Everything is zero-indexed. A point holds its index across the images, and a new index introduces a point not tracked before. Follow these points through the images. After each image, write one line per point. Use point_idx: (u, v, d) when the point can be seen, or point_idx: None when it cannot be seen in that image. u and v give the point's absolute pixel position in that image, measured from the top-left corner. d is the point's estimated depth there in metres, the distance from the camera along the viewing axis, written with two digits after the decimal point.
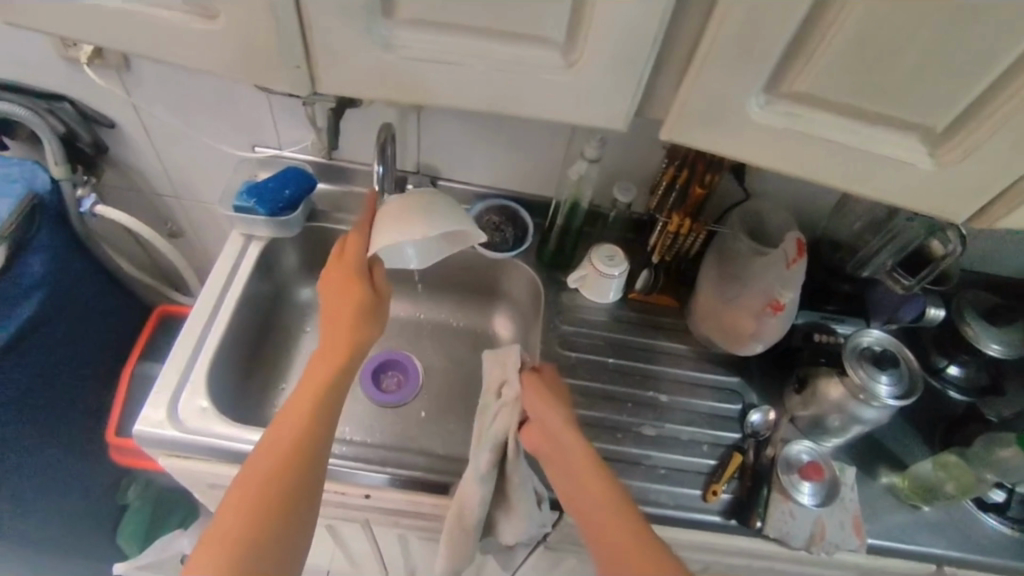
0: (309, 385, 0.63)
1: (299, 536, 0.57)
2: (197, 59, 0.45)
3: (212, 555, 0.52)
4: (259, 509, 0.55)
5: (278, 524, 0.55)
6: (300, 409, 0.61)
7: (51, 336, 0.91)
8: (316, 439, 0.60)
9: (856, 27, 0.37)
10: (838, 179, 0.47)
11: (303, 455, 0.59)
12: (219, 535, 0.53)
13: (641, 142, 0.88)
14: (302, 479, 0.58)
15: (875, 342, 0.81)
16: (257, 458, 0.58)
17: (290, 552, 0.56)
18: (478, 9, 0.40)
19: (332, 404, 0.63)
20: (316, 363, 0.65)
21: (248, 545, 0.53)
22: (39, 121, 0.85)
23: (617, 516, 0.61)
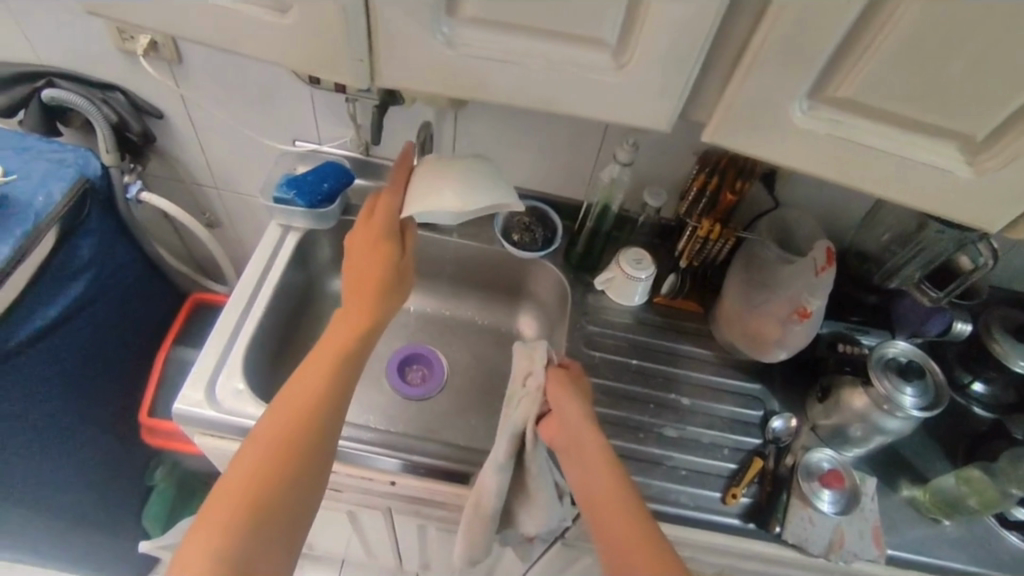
0: (331, 347, 0.65)
1: (304, 503, 0.58)
2: (268, 50, 0.48)
3: (231, 495, 0.55)
4: (268, 474, 0.56)
5: (285, 490, 0.57)
6: (321, 368, 0.63)
7: (95, 316, 0.95)
8: (326, 409, 0.62)
9: (902, 36, 0.39)
10: (875, 185, 0.49)
11: (313, 425, 0.60)
12: (239, 476, 0.56)
13: (673, 148, 0.90)
14: (310, 448, 0.59)
15: (901, 354, 0.81)
16: (269, 425, 0.60)
17: (294, 517, 0.57)
18: (537, 11, 0.42)
19: (344, 378, 0.64)
20: (338, 327, 0.67)
21: (254, 507, 0.55)
22: (93, 110, 0.90)
23: (627, 515, 0.62)
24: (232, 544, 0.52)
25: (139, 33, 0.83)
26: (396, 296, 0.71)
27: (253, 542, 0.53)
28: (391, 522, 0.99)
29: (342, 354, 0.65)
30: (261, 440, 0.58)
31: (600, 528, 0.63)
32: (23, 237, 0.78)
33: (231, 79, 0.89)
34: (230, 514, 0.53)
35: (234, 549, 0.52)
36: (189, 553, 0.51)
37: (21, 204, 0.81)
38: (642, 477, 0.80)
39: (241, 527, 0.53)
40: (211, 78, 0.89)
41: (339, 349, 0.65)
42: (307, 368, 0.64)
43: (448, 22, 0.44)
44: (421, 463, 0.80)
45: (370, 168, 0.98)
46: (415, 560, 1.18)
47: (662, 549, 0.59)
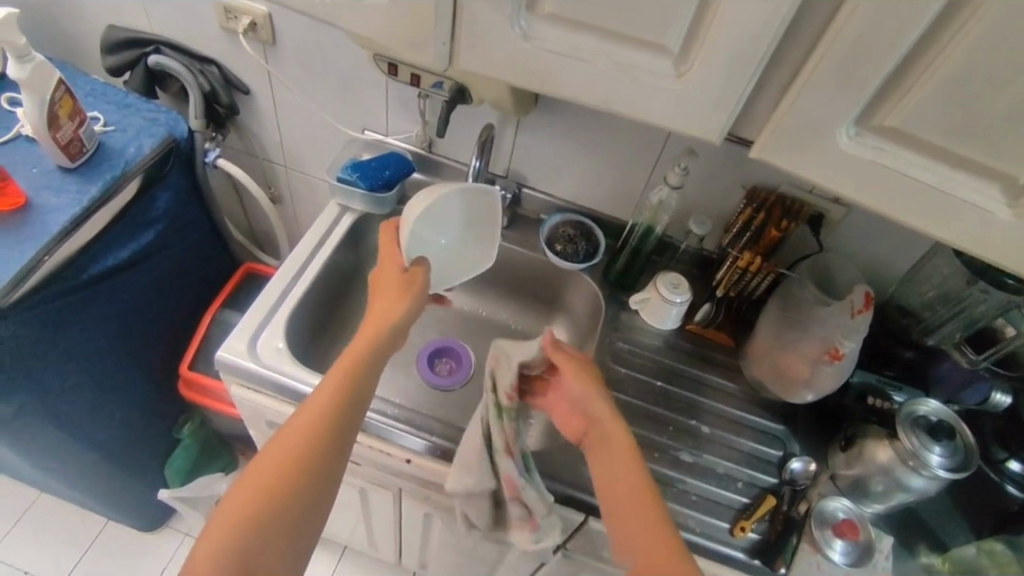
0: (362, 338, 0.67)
1: (322, 495, 0.58)
2: (363, 25, 0.54)
3: (271, 468, 0.56)
4: (296, 464, 0.56)
5: (309, 480, 0.57)
6: (354, 351, 0.65)
7: (158, 265, 1.01)
8: (354, 399, 0.62)
9: (950, 72, 0.41)
10: (917, 218, 0.50)
11: (338, 416, 0.60)
12: (278, 452, 0.57)
13: (723, 180, 0.92)
14: (337, 440, 0.60)
15: (932, 412, 0.79)
16: (297, 415, 0.59)
17: (311, 509, 0.57)
18: (607, 13, 0.46)
19: (368, 377, 0.65)
20: (369, 323, 0.69)
21: (278, 495, 0.55)
22: (190, 78, 0.98)
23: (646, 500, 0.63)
24: (250, 533, 0.52)
25: (242, 14, 0.91)
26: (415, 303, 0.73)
27: (271, 530, 0.53)
28: (397, 506, 1.00)
29: (368, 344, 0.66)
30: (292, 428, 0.58)
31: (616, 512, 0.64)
32: (112, 180, 0.87)
33: (316, 65, 0.96)
34: (257, 501, 0.54)
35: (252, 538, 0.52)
36: (209, 543, 0.51)
37: (116, 153, 0.90)
38: None
39: (264, 513, 0.53)
40: (298, 61, 0.96)
41: (368, 348, 0.66)
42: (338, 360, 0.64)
43: (526, 17, 0.48)
44: (436, 443, 0.82)
45: (429, 163, 1.03)
46: (414, 554, 1.18)
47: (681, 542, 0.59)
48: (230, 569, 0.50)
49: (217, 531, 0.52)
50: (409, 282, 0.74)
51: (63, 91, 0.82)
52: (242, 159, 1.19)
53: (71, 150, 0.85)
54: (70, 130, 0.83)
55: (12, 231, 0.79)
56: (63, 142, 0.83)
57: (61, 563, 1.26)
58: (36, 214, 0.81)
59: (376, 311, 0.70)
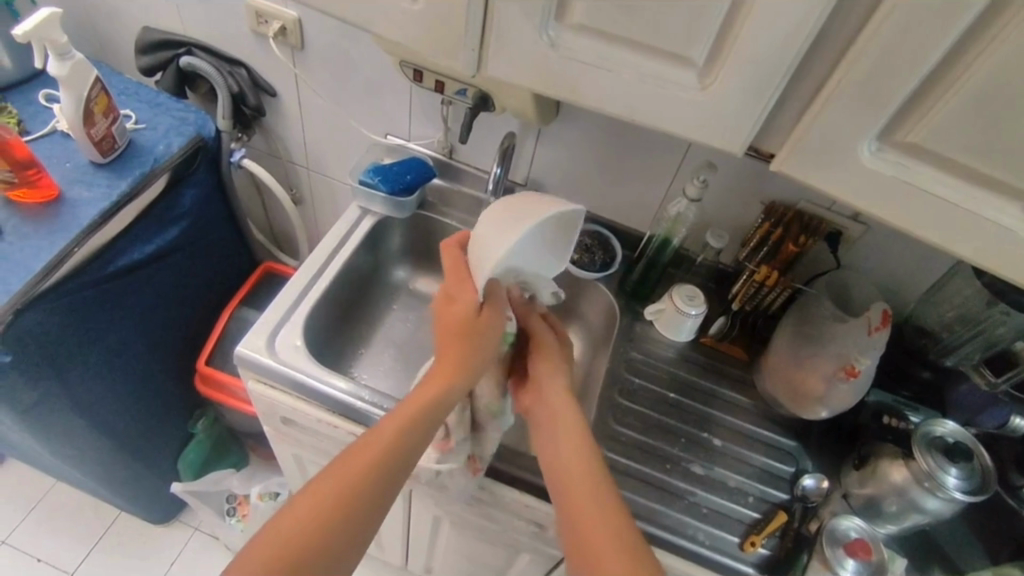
0: (448, 359, 0.67)
1: (375, 515, 0.59)
2: (394, 31, 0.56)
3: (340, 476, 0.58)
4: (356, 487, 0.58)
5: (370, 496, 0.58)
6: (443, 372, 0.66)
7: (181, 260, 1.03)
8: (426, 421, 0.64)
9: (974, 90, 0.41)
10: (935, 235, 0.50)
11: (409, 436, 0.62)
12: (349, 461, 0.59)
13: (741, 194, 0.92)
14: (402, 460, 0.61)
15: (949, 434, 0.78)
16: (365, 440, 0.61)
17: (360, 531, 0.57)
18: (634, 25, 0.47)
19: (437, 417, 0.65)
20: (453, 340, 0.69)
21: (342, 505, 0.56)
22: (219, 79, 1.01)
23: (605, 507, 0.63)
24: (309, 537, 0.54)
25: (273, 19, 0.93)
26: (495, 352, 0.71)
27: (324, 546, 0.54)
28: (407, 508, 1.00)
29: (455, 367, 0.67)
30: (358, 454, 0.59)
31: (567, 516, 0.64)
32: (141, 177, 0.89)
33: (342, 70, 0.98)
34: (315, 515, 0.55)
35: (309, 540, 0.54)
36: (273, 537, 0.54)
37: (146, 150, 0.93)
38: (661, 505, 0.80)
39: (321, 530, 0.55)
40: (326, 66, 0.98)
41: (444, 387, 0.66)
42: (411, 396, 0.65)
43: (555, 26, 0.49)
44: None
45: (450, 170, 1.05)
46: (421, 558, 1.18)
47: (626, 531, 0.60)
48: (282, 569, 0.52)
49: (275, 536, 0.54)
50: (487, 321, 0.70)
51: (98, 89, 0.84)
52: (267, 160, 1.22)
53: (103, 146, 0.87)
54: (104, 126, 0.86)
55: (44, 223, 0.81)
56: (96, 138, 0.85)
57: (74, 552, 1.28)
58: (68, 208, 0.84)
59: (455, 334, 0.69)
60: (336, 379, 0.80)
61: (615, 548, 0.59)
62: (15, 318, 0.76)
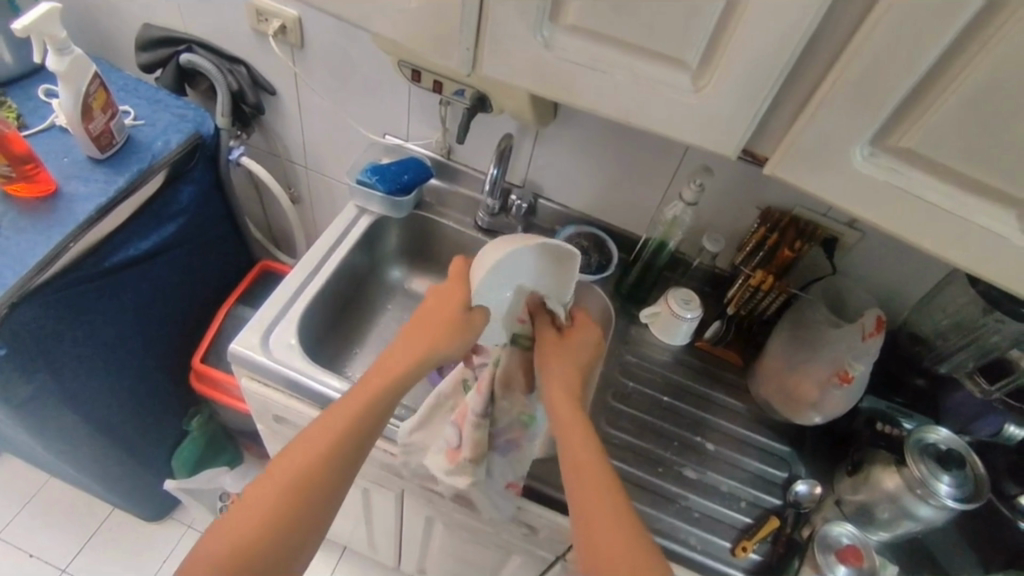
0: (417, 339, 0.69)
1: (338, 490, 0.60)
2: (391, 30, 0.56)
3: (302, 455, 0.59)
4: (302, 483, 0.57)
5: (333, 473, 0.59)
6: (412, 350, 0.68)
7: (178, 256, 1.03)
8: (390, 398, 0.65)
9: (966, 95, 0.42)
10: (926, 240, 0.50)
11: (373, 412, 0.63)
12: (310, 439, 0.60)
13: (738, 198, 0.92)
14: (364, 436, 0.62)
15: (942, 441, 0.78)
16: (309, 434, 0.60)
17: (322, 507, 0.59)
18: (628, 26, 0.47)
19: (385, 404, 0.64)
20: (422, 322, 0.70)
21: (303, 484, 0.58)
22: (219, 77, 1.01)
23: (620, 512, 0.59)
24: (269, 518, 0.56)
25: (274, 17, 0.94)
26: (460, 340, 0.70)
27: (271, 545, 0.55)
28: (399, 508, 1.00)
29: (424, 347, 0.68)
30: (303, 448, 0.59)
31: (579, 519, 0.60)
32: (138, 172, 0.89)
33: (342, 69, 0.98)
34: (260, 516, 0.55)
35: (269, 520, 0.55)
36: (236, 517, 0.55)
37: (144, 146, 0.93)
38: (654, 509, 0.80)
39: (266, 529, 0.55)
40: (325, 65, 0.99)
41: (394, 372, 0.66)
42: (358, 384, 0.64)
43: (550, 27, 0.49)
44: None
45: (447, 170, 1.05)
46: (413, 559, 1.18)
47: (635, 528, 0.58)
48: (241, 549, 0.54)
49: (219, 538, 0.54)
50: (461, 321, 0.70)
51: (96, 84, 0.84)
52: (266, 159, 1.22)
53: (101, 141, 0.88)
54: (102, 121, 0.86)
55: (40, 217, 0.82)
56: (94, 133, 0.86)
57: (65, 548, 1.28)
58: (64, 203, 0.84)
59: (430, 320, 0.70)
60: (329, 377, 0.80)
61: (624, 544, 0.57)
62: (9, 311, 0.76)
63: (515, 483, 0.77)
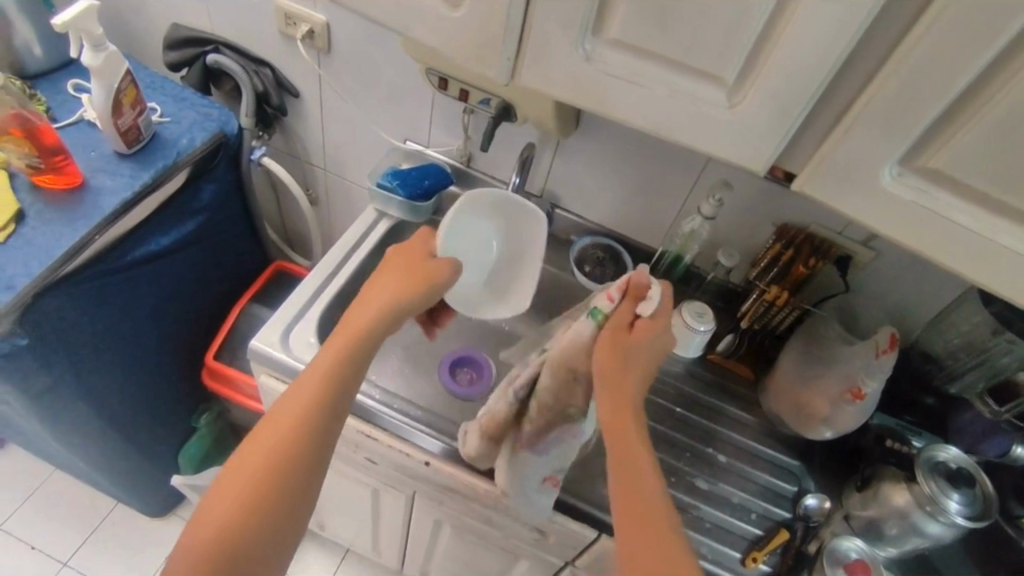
0: (379, 295, 0.65)
1: (317, 466, 0.58)
2: (432, 37, 0.57)
3: (273, 433, 0.56)
4: (276, 466, 0.55)
5: (307, 450, 0.57)
6: (371, 305, 0.64)
7: (196, 253, 1.04)
8: (357, 359, 0.62)
9: (996, 119, 0.43)
10: (951, 259, 0.51)
11: (340, 379, 0.60)
12: (280, 416, 0.57)
13: (754, 214, 0.94)
14: (336, 406, 0.60)
15: (952, 459, 0.79)
16: (276, 412, 0.58)
17: (302, 486, 0.57)
18: (669, 41, 0.48)
19: (351, 370, 0.61)
20: (384, 281, 0.67)
21: (277, 465, 0.55)
22: (245, 77, 1.02)
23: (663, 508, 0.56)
24: (245, 505, 0.53)
25: (303, 21, 0.95)
26: (426, 290, 0.67)
27: (249, 535, 0.53)
28: (409, 511, 1.00)
29: (388, 302, 0.64)
30: (273, 428, 0.57)
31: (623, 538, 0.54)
32: (163, 168, 0.90)
33: (367, 74, 0.99)
34: (234, 505, 0.53)
35: (246, 505, 0.53)
36: (208, 509, 0.53)
37: (170, 143, 0.94)
38: None
39: (242, 519, 0.53)
40: (351, 70, 1.00)
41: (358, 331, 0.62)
42: (321, 351, 0.61)
43: (591, 41, 0.51)
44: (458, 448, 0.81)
45: (467, 177, 1.06)
46: (418, 562, 1.18)
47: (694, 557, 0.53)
48: (217, 540, 0.52)
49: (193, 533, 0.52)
50: (428, 269, 0.68)
51: (127, 81, 0.85)
52: (286, 160, 1.23)
53: (128, 137, 0.89)
54: (131, 117, 0.87)
55: (67, 209, 0.83)
56: (123, 128, 0.87)
57: (68, 541, 1.27)
58: (91, 195, 0.85)
59: (388, 280, 0.67)
60: None
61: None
62: (35, 300, 0.77)
63: (552, 475, 0.74)
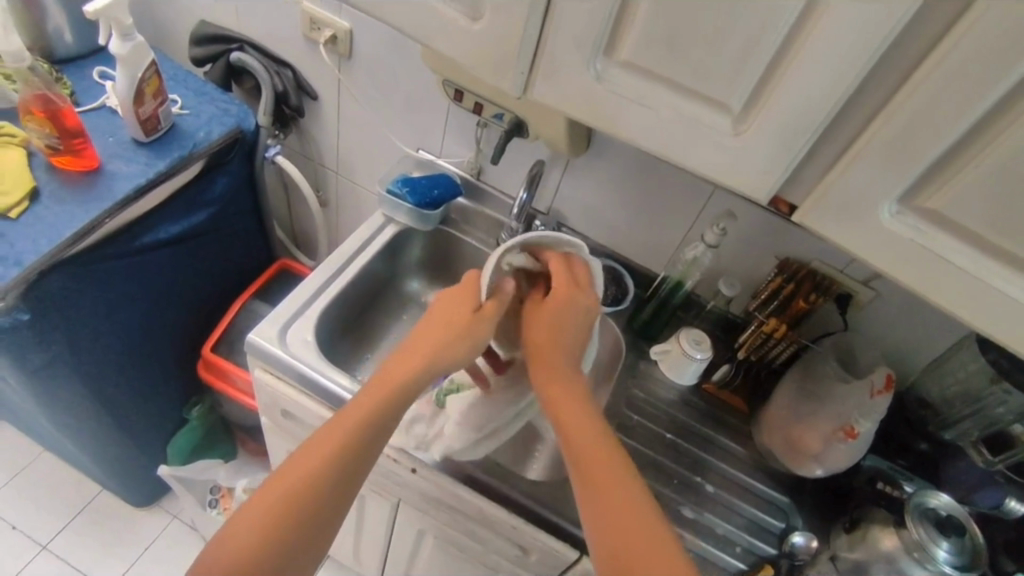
0: (428, 339, 0.67)
1: (343, 495, 0.59)
2: (449, 48, 0.59)
3: (308, 459, 0.57)
4: (306, 492, 0.56)
5: (337, 478, 0.58)
6: (420, 351, 0.66)
7: (205, 245, 1.05)
8: (400, 400, 0.63)
9: (994, 164, 0.44)
10: (945, 300, 0.51)
11: (381, 416, 0.62)
12: (318, 442, 0.58)
13: (758, 248, 0.94)
14: (371, 439, 0.60)
15: (942, 506, 0.77)
16: (298, 456, 0.58)
17: (326, 512, 0.57)
18: (677, 65, 0.49)
19: (379, 427, 0.61)
20: (433, 325, 0.69)
21: (309, 491, 0.56)
22: (266, 77, 1.04)
23: (622, 482, 0.58)
24: (274, 526, 0.54)
25: (326, 27, 0.98)
26: (470, 343, 0.68)
27: (272, 555, 0.54)
28: (393, 518, 1.00)
29: (435, 349, 0.66)
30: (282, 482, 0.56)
31: (597, 514, 0.57)
32: (179, 158, 0.92)
33: (385, 82, 1.01)
34: (242, 551, 0.53)
35: (274, 525, 0.54)
36: (241, 522, 0.54)
37: (187, 135, 0.95)
38: None
39: (268, 536, 0.54)
40: (370, 77, 1.02)
41: (404, 376, 0.64)
42: (365, 390, 0.63)
43: (602, 62, 0.52)
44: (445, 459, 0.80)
45: (476, 190, 1.07)
46: (397, 574, 1.17)
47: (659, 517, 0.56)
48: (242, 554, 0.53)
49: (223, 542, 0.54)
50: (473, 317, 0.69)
51: (151, 72, 0.87)
52: (299, 161, 1.25)
53: (147, 125, 0.90)
54: (151, 107, 0.89)
55: (81, 191, 0.84)
56: (143, 117, 0.89)
57: (49, 525, 1.26)
58: (106, 179, 0.86)
59: (438, 324, 0.69)
60: (341, 376, 0.81)
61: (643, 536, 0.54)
62: (40, 278, 0.78)
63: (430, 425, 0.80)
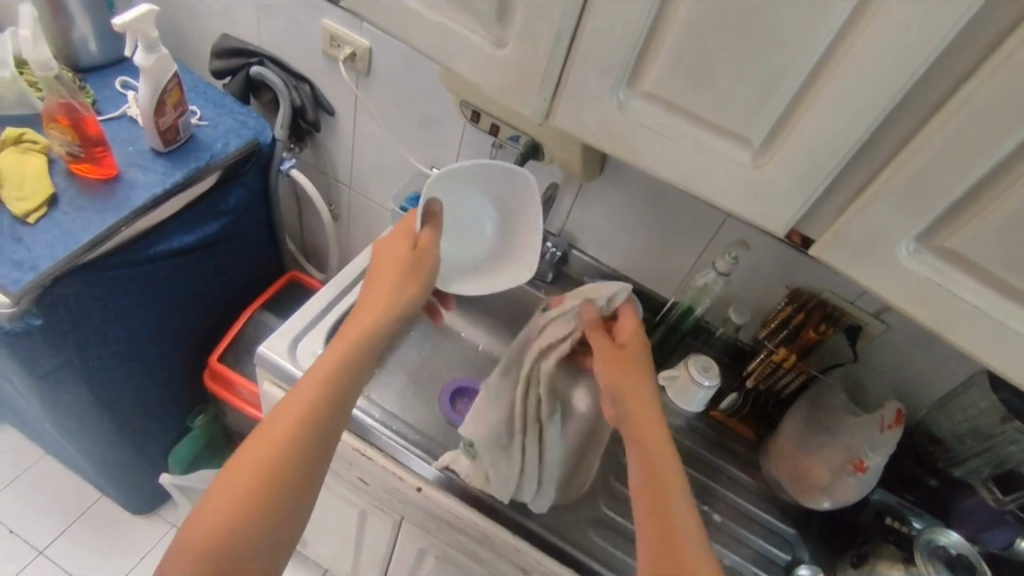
0: (377, 297, 0.66)
1: (314, 464, 0.58)
2: (472, 72, 0.60)
3: (273, 434, 0.57)
4: (273, 467, 0.56)
5: (303, 450, 0.57)
6: (372, 311, 0.65)
7: (218, 254, 1.06)
8: (357, 363, 0.62)
9: (1014, 207, 0.44)
10: (961, 338, 0.51)
11: (340, 383, 0.61)
12: (280, 416, 0.58)
13: (769, 276, 0.94)
14: (332, 405, 0.60)
15: (952, 544, 0.76)
16: (262, 432, 0.57)
17: (299, 483, 0.57)
18: (698, 97, 0.50)
19: (340, 393, 0.61)
20: (378, 281, 0.67)
21: (277, 466, 0.56)
22: (284, 91, 1.05)
23: (680, 516, 0.57)
24: (247, 504, 0.54)
25: (346, 44, 0.99)
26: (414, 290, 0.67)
27: (247, 530, 0.54)
28: (393, 536, 0.99)
29: (384, 307, 0.65)
30: (230, 483, 0.55)
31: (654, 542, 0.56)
32: (195, 168, 0.93)
33: (402, 100, 1.02)
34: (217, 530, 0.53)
35: (245, 502, 0.54)
36: (213, 502, 0.54)
37: (204, 146, 0.96)
38: None
39: (241, 513, 0.54)
40: (387, 95, 1.03)
41: (357, 336, 0.63)
42: (321, 357, 0.62)
43: (625, 91, 0.53)
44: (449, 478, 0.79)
45: None
46: None
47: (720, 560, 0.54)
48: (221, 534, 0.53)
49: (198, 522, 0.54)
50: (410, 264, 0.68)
51: (173, 84, 0.88)
52: (313, 173, 1.26)
53: (166, 136, 0.91)
54: (171, 118, 0.90)
55: (99, 199, 0.85)
56: (162, 127, 0.90)
57: (46, 529, 1.26)
58: (124, 187, 0.87)
59: (381, 277, 0.67)
60: None
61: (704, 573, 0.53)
62: (53, 283, 0.79)
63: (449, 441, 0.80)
